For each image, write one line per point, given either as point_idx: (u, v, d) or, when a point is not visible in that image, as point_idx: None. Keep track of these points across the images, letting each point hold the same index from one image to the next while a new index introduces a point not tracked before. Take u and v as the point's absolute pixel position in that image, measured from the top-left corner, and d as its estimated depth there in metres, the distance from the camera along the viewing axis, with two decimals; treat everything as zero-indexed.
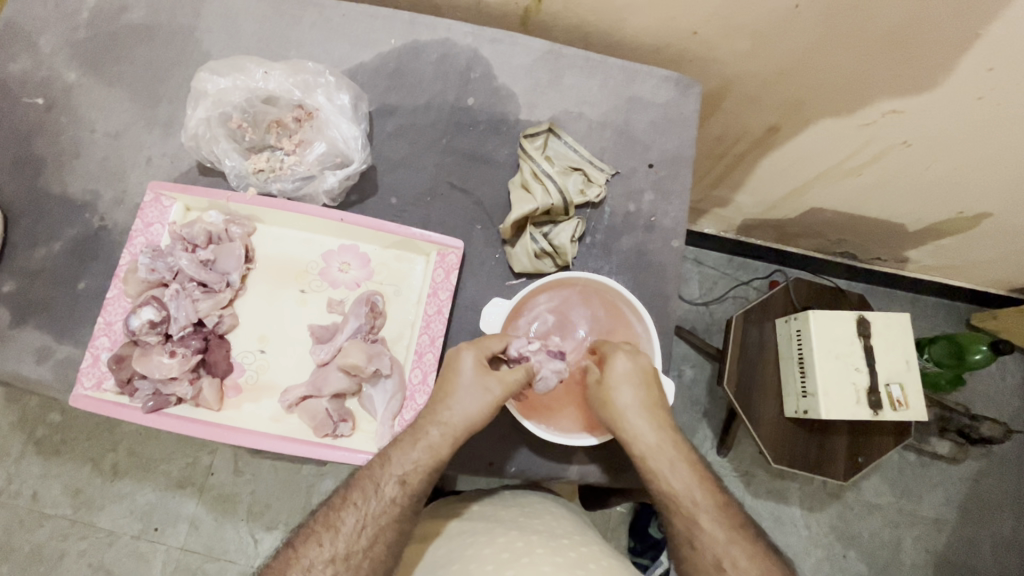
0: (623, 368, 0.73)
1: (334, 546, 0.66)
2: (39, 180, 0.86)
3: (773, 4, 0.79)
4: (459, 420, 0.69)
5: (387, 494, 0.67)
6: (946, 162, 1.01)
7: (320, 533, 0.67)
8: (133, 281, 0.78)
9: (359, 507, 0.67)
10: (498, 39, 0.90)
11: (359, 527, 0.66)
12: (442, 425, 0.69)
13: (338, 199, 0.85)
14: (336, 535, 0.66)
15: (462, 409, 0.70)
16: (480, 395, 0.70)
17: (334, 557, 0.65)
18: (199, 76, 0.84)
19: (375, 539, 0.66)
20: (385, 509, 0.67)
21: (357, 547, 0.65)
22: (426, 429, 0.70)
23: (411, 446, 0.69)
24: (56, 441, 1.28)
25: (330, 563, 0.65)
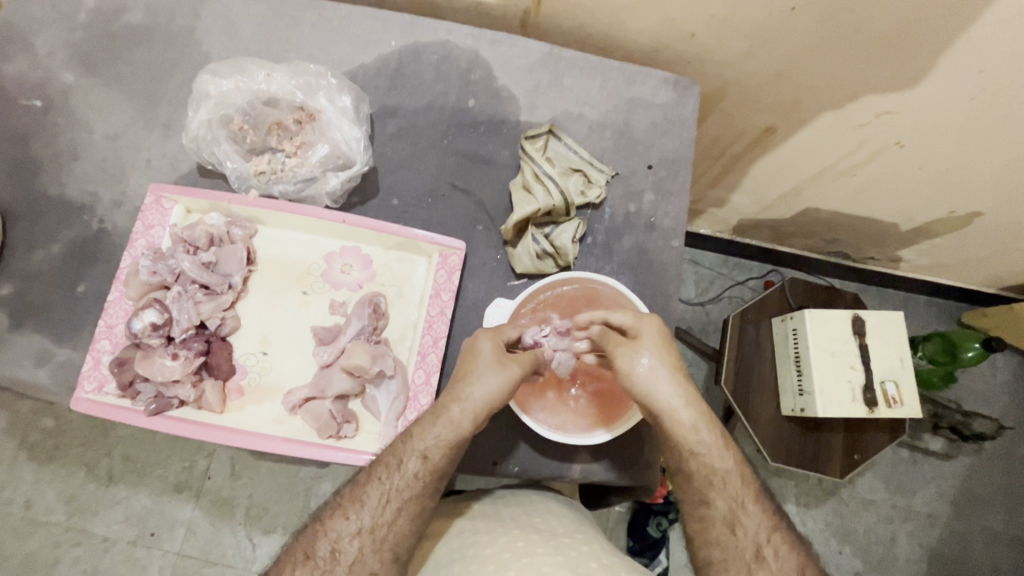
0: (673, 393, 0.69)
1: (360, 519, 0.67)
2: (37, 182, 0.86)
3: (770, 6, 0.80)
4: (479, 401, 0.69)
5: (409, 470, 0.68)
6: (938, 162, 1.03)
7: (346, 506, 0.68)
8: (134, 284, 0.77)
9: (384, 483, 0.68)
10: (498, 40, 0.91)
11: (384, 500, 0.67)
12: (462, 402, 0.69)
13: (339, 201, 0.85)
14: (361, 509, 0.67)
15: (484, 388, 0.69)
16: (498, 375, 0.69)
17: (360, 530, 0.66)
18: (200, 78, 0.84)
19: (399, 513, 0.67)
20: (408, 485, 0.68)
21: (381, 520, 0.67)
22: (450, 411, 0.69)
23: (434, 423, 0.69)
24: (51, 446, 1.27)
25: (357, 535, 0.66)
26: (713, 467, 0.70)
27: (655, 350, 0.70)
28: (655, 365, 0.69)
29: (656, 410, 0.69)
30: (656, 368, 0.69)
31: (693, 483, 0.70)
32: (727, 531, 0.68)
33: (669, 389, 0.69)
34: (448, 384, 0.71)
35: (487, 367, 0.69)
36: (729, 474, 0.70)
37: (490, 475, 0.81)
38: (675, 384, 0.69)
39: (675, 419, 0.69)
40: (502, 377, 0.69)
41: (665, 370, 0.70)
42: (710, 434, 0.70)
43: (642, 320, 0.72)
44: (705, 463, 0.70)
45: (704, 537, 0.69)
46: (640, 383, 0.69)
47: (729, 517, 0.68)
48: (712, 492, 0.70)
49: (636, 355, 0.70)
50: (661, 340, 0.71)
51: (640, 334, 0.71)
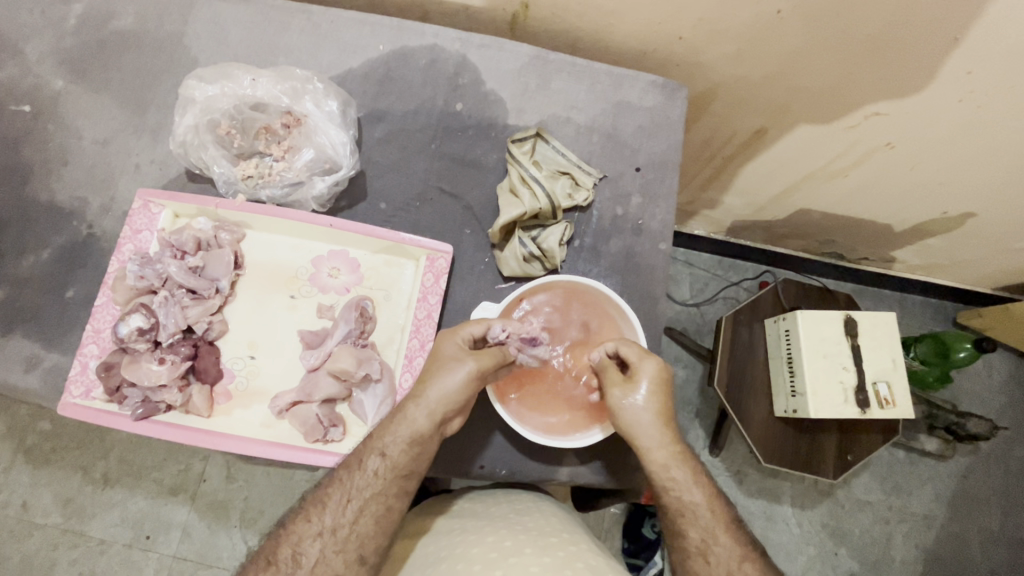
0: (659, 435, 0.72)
1: (322, 521, 0.67)
2: (26, 187, 0.86)
3: (757, 9, 0.81)
4: (435, 399, 0.69)
5: (369, 469, 0.69)
6: (929, 164, 1.03)
7: (309, 508, 0.69)
8: (121, 289, 0.78)
9: (345, 484, 0.69)
10: (486, 44, 0.91)
11: (345, 501, 0.68)
12: (418, 401, 0.70)
13: (327, 206, 0.86)
14: (323, 511, 0.68)
15: (439, 385, 0.70)
16: (457, 371, 0.70)
17: (322, 531, 0.67)
18: (187, 84, 0.84)
19: (360, 513, 0.67)
20: (367, 483, 0.68)
21: (342, 520, 0.67)
22: (409, 411, 0.69)
23: (392, 423, 0.70)
24: (46, 450, 1.27)
25: (318, 536, 0.67)
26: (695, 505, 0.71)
27: (652, 392, 0.72)
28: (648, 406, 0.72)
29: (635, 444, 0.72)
30: (647, 406, 0.72)
31: (677, 520, 0.71)
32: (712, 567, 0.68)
33: (653, 428, 0.71)
34: (419, 388, 0.70)
35: (449, 361, 0.70)
36: (712, 512, 0.71)
37: (478, 476, 0.81)
38: (661, 427, 0.72)
39: (651, 457, 0.71)
40: (458, 373, 0.69)
41: (656, 410, 0.72)
42: (689, 475, 0.72)
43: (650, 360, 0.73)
44: (687, 501, 0.71)
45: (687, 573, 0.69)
46: (629, 415, 0.72)
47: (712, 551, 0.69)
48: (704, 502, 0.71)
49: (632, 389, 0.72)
50: (661, 385, 0.73)
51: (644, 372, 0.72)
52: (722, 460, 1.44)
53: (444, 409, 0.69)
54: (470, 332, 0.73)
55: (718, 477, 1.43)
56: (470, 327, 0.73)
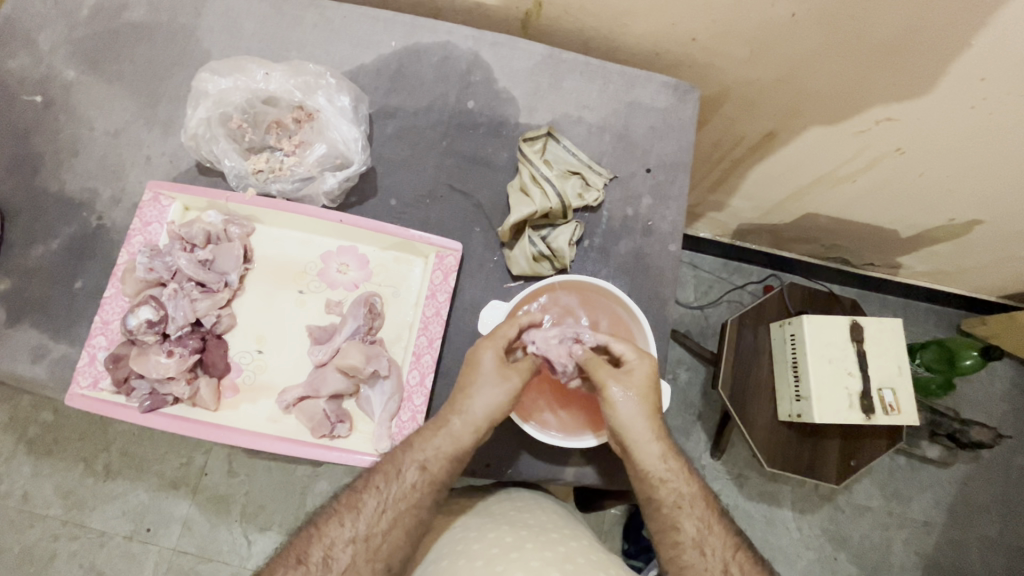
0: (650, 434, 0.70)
1: (355, 527, 0.68)
2: (37, 178, 0.86)
3: (771, 11, 0.80)
4: (480, 414, 0.70)
5: (408, 480, 0.69)
6: (939, 170, 1.03)
7: (342, 513, 0.69)
8: (130, 280, 0.77)
9: (381, 491, 0.69)
10: (498, 42, 0.91)
11: (380, 510, 0.68)
12: (464, 417, 0.70)
13: (337, 201, 0.86)
14: (357, 517, 0.68)
15: (484, 402, 0.70)
16: (498, 385, 0.70)
17: (354, 538, 0.67)
18: (200, 76, 0.84)
19: (394, 523, 0.68)
20: (404, 494, 0.68)
21: (376, 529, 0.67)
22: (452, 425, 0.70)
23: (435, 435, 0.70)
24: (49, 440, 1.27)
25: (351, 543, 0.67)
26: (682, 495, 0.71)
27: (644, 387, 0.70)
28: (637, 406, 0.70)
29: (626, 442, 0.70)
30: (637, 403, 0.70)
31: (663, 512, 0.71)
32: (697, 556, 0.69)
33: (642, 423, 0.70)
34: (460, 399, 0.71)
35: (489, 376, 0.70)
36: (695, 499, 0.71)
37: (483, 475, 0.81)
38: (649, 422, 0.70)
39: (642, 456, 0.70)
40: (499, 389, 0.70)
41: (644, 407, 0.70)
42: (676, 465, 0.72)
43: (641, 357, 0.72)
44: (673, 492, 0.71)
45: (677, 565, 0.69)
46: (620, 414, 0.70)
47: (698, 541, 0.70)
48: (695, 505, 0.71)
49: (623, 386, 0.70)
50: (651, 378, 0.71)
51: (631, 366, 0.71)
52: (723, 463, 1.43)
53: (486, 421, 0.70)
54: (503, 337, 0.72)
55: (719, 480, 1.43)
56: (504, 330, 0.72)
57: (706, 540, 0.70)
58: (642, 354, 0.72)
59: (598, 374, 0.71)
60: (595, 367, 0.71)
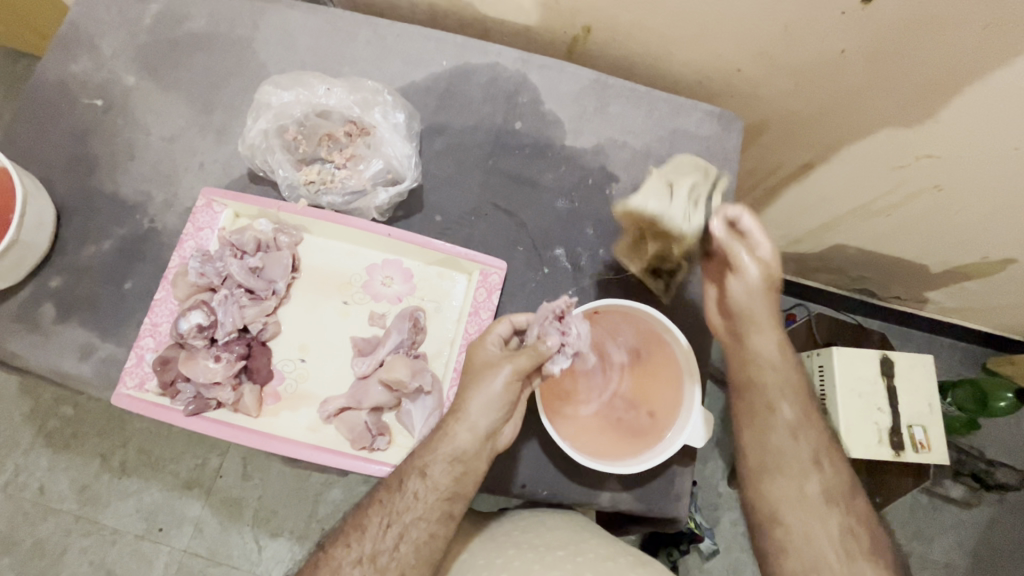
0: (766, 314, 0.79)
1: (361, 548, 0.69)
2: (90, 178, 0.88)
3: (821, 46, 0.82)
4: (477, 412, 0.69)
5: (409, 491, 0.69)
6: (978, 210, 1.03)
7: (350, 533, 0.71)
8: (182, 284, 0.79)
9: (385, 507, 0.70)
10: (546, 65, 0.92)
11: (384, 526, 0.69)
12: (461, 419, 0.69)
13: (386, 215, 0.87)
14: (362, 536, 0.70)
15: (483, 396, 0.69)
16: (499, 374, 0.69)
17: (361, 558, 0.69)
18: (263, 89, 0.86)
19: (400, 539, 0.68)
20: (407, 507, 0.69)
21: (382, 547, 0.69)
22: (452, 428, 0.70)
23: (433, 441, 0.71)
24: (70, 434, 1.28)
25: (358, 563, 0.69)
26: (787, 383, 0.80)
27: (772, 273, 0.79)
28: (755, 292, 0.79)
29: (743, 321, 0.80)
30: (754, 292, 0.79)
31: (762, 395, 0.81)
32: (788, 437, 0.79)
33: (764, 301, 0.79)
34: (462, 404, 0.70)
35: (487, 369, 0.70)
36: (796, 391, 0.81)
37: (517, 495, 0.81)
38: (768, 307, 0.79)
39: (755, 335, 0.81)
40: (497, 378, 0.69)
41: (763, 291, 0.78)
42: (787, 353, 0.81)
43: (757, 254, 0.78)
44: (775, 377, 0.80)
45: (766, 438, 0.80)
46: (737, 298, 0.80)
47: (792, 426, 0.79)
48: (794, 402, 0.80)
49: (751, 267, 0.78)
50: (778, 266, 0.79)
51: (760, 241, 0.77)
52: None
53: (484, 419, 0.70)
54: (497, 333, 0.73)
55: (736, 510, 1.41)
56: (495, 329, 0.73)
57: (800, 427, 0.79)
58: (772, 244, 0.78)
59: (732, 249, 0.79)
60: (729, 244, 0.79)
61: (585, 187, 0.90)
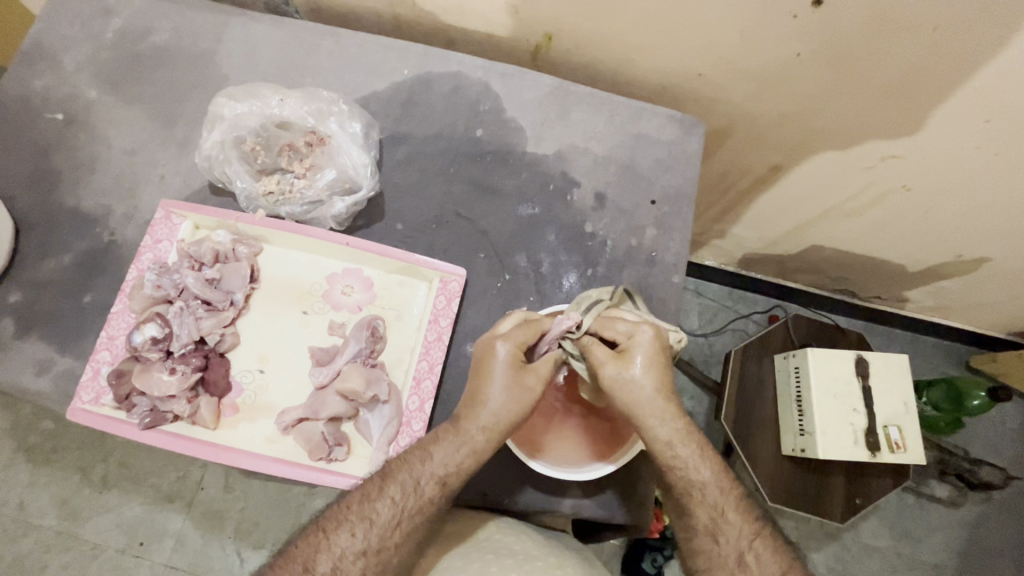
0: (654, 406, 0.70)
1: (367, 539, 0.67)
2: (53, 192, 0.88)
3: (778, 49, 0.81)
4: (501, 419, 0.69)
5: (424, 493, 0.69)
6: (945, 209, 1.03)
7: (354, 522, 0.68)
8: (138, 297, 0.79)
9: (397, 503, 0.68)
10: (508, 73, 0.92)
11: (394, 521, 0.68)
12: (487, 428, 0.69)
13: (345, 224, 0.87)
14: (369, 528, 0.67)
15: (503, 407, 0.69)
16: (516, 390, 0.70)
17: (365, 551, 0.67)
18: (217, 101, 0.87)
19: (407, 536, 0.68)
20: (420, 506, 0.69)
21: (389, 541, 0.67)
22: (475, 437, 0.69)
23: (458, 452, 0.69)
24: (48, 449, 1.27)
25: (362, 556, 0.66)
26: (693, 479, 0.71)
27: (647, 361, 0.70)
28: (641, 378, 0.70)
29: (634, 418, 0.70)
30: (636, 378, 0.70)
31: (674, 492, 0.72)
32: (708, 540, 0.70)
33: (645, 386, 0.70)
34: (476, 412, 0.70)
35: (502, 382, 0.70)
36: (707, 486, 0.71)
37: (481, 504, 0.81)
38: (654, 395, 0.70)
39: (651, 432, 0.70)
40: (520, 395, 0.69)
41: (646, 384, 0.70)
42: (688, 447, 0.71)
43: (636, 333, 0.72)
44: (684, 476, 0.71)
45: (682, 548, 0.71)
46: (620, 393, 0.70)
47: (710, 527, 0.70)
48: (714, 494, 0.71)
49: (618, 366, 0.70)
50: (656, 348, 0.71)
51: (635, 337, 0.71)
52: None
53: (509, 428, 0.70)
54: (523, 341, 0.71)
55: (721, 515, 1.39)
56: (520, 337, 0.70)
57: (720, 527, 0.70)
58: (642, 327, 0.72)
59: (596, 355, 0.71)
60: (591, 349, 0.71)
61: (548, 193, 0.90)
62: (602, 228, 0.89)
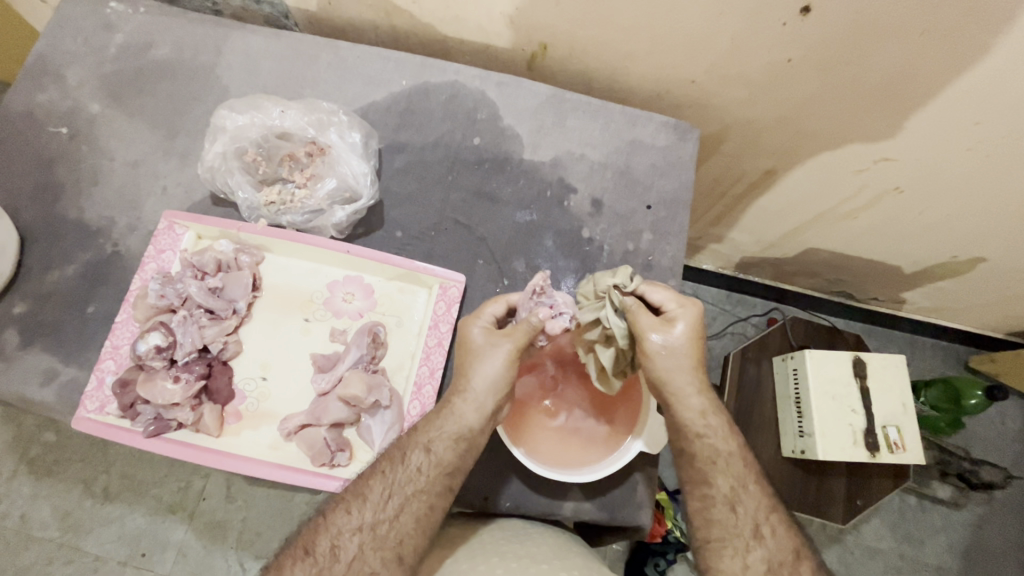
0: (688, 381, 0.71)
1: (361, 516, 0.68)
2: (56, 205, 0.89)
3: (769, 56, 0.83)
4: (481, 390, 0.70)
5: (412, 464, 0.70)
6: (937, 210, 1.05)
7: (349, 500, 0.70)
8: (142, 306, 0.80)
9: (387, 477, 0.70)
10: (504, 82, 0.94)
11: (386, 495, 0.69)
12: (467, 396, 0.70)
13: (345, 232, 0.89)
14: (363, 504, 0.69)
15: (485, 376, 0.70)
16: (496, 357, 0.70)
17: (361, 527, 0.68)
18: (219, 113, 0.89)
19: (401, 509, 0.68)
20: (410, 478, 0.69)
21: (383, 516, 0.68)
22: (458, 406, 0.71)
23: (439, 417, 0.71)
24: (50, 461, 1.27)
25: (357, 532, 0.67)
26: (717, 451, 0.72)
27: (690, 335, 0.71)
28: (684, 351, 0.70)
29: (667, 388, 0.71)
30: (679, 350, 0.70)
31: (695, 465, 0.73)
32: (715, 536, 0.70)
33: (683, 357, 0.71)
34: (458, 384, 0.71)
35: (484, 350, 0.71)
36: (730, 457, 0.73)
37: (482, 508, 0.81)
38: (691, 372, 0.71)
39: (681, 403, 0.72)
40: (500, 361, 0.70)
41: (685, 358, 0.70)
42: (714, 422, 0.73)
43: (684, 306, 0.72)
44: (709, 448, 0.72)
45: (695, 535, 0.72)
46: (661, 363, 0.70)
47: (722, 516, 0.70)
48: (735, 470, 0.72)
49: (664, 334, 0.70)
50: (697, 325, 0.71)
51: (685, 309, 0.71)
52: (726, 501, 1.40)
53: (492, 399, 0.70)
54: (492, 312, 0.74)
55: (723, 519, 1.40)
56: (489, 308, 0.74)
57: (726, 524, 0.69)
58: (688, 301, 0.72)
59: (642, 320, 0.70)
60: (636, 314, 0.71)
61: (545, 199, 0.92)
62: (599, 233, 0.91)
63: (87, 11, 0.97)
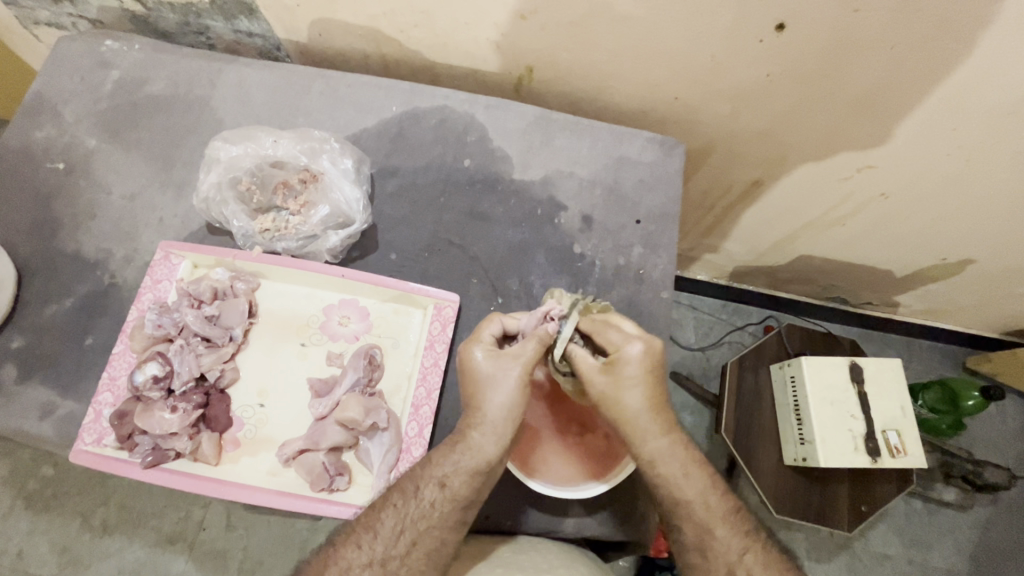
0: (648, 422, 0.69)
1: (372, 551, 0.68)
2: (53, 238, 0.90)
3: (749, 73, 0.85)
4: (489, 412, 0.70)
5: (425, 499, 0.69)
6: (924, 214, 1.06)
7: (360, 534, 0.69)
8: (139, 337, 0.81)
9: (399, 511, 0.70)
10: (492, 105, 0.96)
11: (398, 530, 0.69)
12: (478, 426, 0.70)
13: (339, 257, 0.90)
14: (374, 539, 0.68)
15: (498, 401, 0.70)
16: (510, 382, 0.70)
17: (371, 561, 0.67)
18: (213, 145, 0.91)
19: (412, 545, 0.68)
20: (423, 514, 0.69)
21: (393, 552, 0.68)
22: (473, 438, 0.70)
23: (454, 451, 0.70)
24: (47, 496, 1.26)
25: (368, 567, 0.67)
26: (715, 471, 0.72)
27: (637, 378, 0.69)
28: (636, 394, 0.69)
29: (630, 433, 0.69)
30: (631, 391, 0.68)
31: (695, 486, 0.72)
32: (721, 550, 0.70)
33: (636, 402, 0.69)
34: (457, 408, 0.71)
35: (491, 376, 0.70)
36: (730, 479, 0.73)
37: (484, 528, 0.81)
38: (650, 416, 0.69)
39: (645, 448, 0.69)
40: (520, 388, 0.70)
41: (641, 399, 0.69)
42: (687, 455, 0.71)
43: (629, 343, 0.70)
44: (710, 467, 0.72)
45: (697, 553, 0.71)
46: (617, 407, 0.69)
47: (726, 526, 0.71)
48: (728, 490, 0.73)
49: (612, 377, 0.69)
50: (646, 366, 0.69)
51: (626, 351, 0.69)
52: None
53: (508, 427, 0.70)
54: (489, 332, 0.73)
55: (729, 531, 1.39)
56: (487, 329, 0.73)
57: (733, 534, 0.70)
58: (635, 341, 0.69)
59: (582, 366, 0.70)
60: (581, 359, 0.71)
61: (536, 217, 0.93)
62: (590, 249, 0.92)
63: (82, 49, 0.99)
